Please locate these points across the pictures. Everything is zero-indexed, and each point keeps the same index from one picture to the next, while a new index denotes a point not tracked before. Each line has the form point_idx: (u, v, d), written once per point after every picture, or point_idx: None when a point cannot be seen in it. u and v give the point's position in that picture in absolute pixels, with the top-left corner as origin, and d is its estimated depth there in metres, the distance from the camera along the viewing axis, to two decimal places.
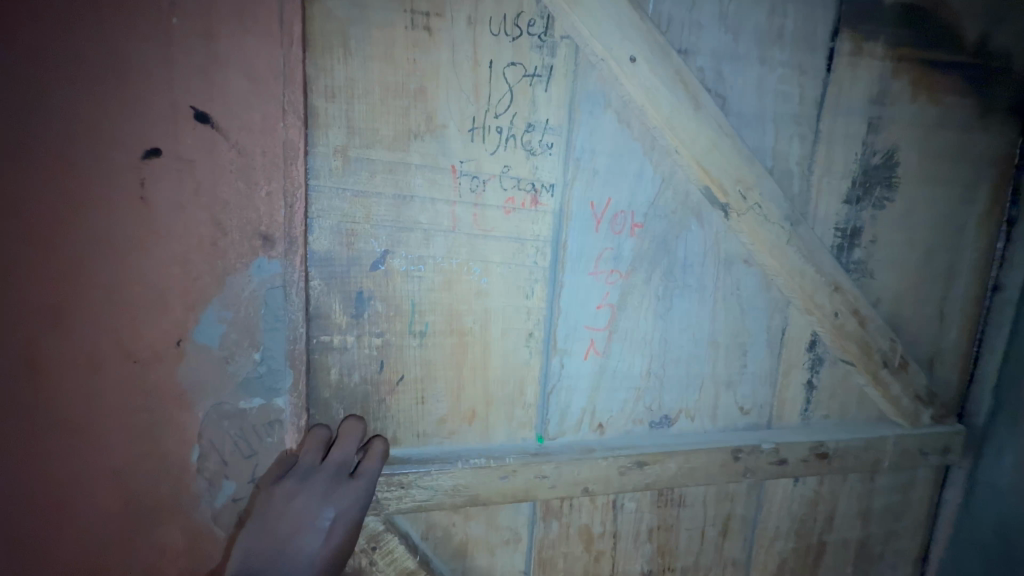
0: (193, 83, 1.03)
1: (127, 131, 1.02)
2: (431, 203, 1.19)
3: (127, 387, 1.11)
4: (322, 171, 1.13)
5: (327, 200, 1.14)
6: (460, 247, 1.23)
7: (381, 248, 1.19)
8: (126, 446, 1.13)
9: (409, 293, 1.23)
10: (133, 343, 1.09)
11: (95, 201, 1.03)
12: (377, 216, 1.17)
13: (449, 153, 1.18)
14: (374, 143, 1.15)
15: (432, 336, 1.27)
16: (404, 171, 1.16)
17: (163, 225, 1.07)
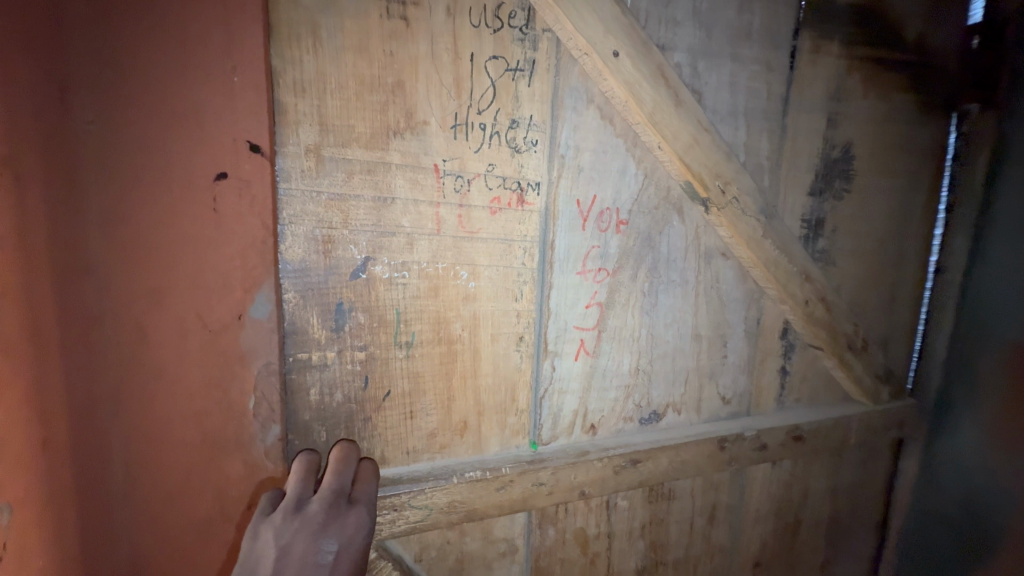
0: (228, 87, 0.85)
1: (177, 138, 0.84)
2: (413, 204, 1.12)
3: (191, 424, 0.93)
4: (292, 172, 1.02)
5: (298, 204, 1.04)
6: (444, 251, 1.17)
7: (361, 255, 1.10)
8: (186, 481, 0.94)
9: (393, 303, 1.15)
10: (185, 376, 0.91)
11: (155, 210, 0.85)
12: (356, 220, 1.08)
13: (430, 151, 1.11)
14: (349, 142, 1.06)
15: (418, 348, 1.20)
16: (384, 171, 1.09)
17: (218, 234, 0.88)
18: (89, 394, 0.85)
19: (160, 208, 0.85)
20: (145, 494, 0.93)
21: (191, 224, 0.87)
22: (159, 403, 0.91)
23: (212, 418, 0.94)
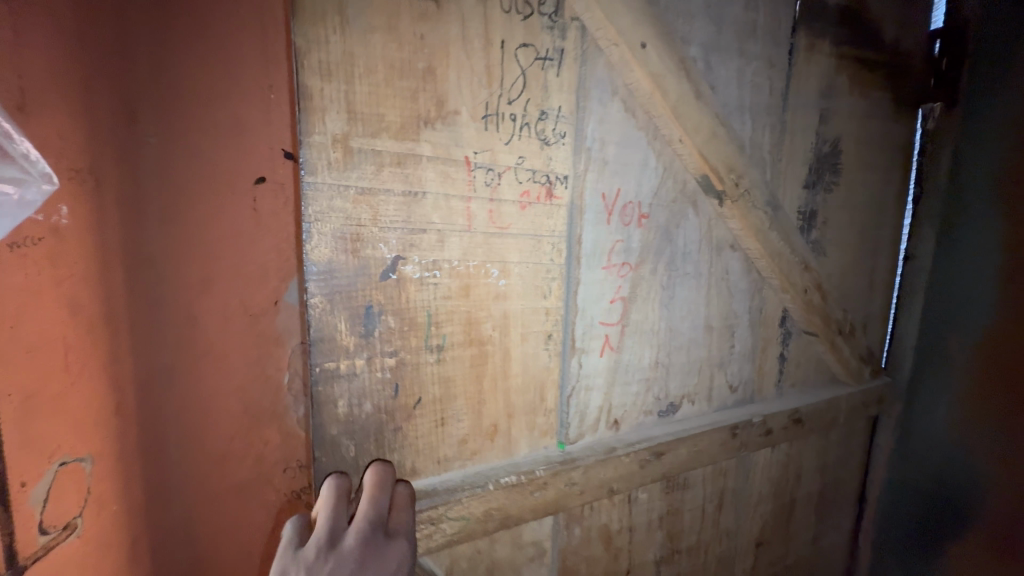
0: (268, 101, 0.81)
1: (217, 142, 0.79)
2: (445, 199, 0.93)
3: (232, 434, 0.89)
4: (319, 162, 0.83)
5: (326, 194, 0.85)
6: (473, 248, 0.99)
7: (391, 253, 0.91)
8: (226, 477, 0.90)
9: (422, 303, 0.97)
10: (224, 387, 0.87)
11: (194, 211, 0.80)
12: (385, 215, 0.89)
13: (461, 142, 0.93)
14: (379, 133, 0.87)
15: (448, 350, 1.02)
16: (414, 163, 0.90)
17: (260, 233, 0.85)
18: (143, 407, 0.79)
19: (201, 199, 0.80)
20: (194, 486, 0.88)
21: (233, 217, 0.83)
22: (206, 400, 0.86)
23: (255, 404, 0.90)
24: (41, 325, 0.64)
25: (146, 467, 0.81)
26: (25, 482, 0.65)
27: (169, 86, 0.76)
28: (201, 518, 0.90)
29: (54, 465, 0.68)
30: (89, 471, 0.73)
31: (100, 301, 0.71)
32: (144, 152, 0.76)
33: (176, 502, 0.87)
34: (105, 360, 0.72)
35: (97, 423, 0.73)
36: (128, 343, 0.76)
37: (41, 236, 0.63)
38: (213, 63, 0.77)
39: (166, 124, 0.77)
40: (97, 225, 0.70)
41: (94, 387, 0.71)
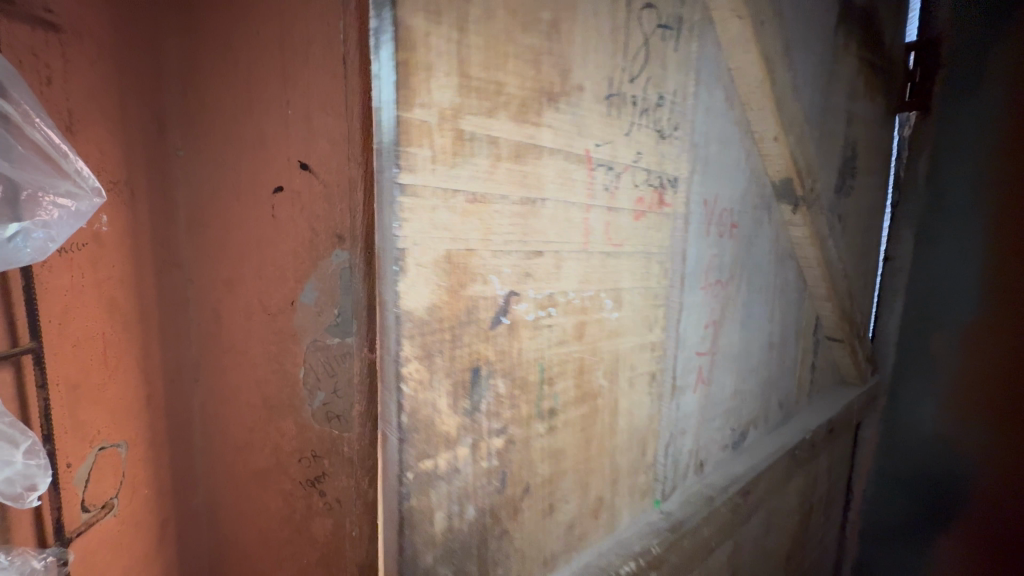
0: (283, 80, 0.58)
1: (236, 149, 0.62)
2: (568, 208, 0.46)
3: (252, 495, 0.69)
4: (416, 155, 0.36)
5: (421, 224, 0.38)
6: (599, 271, 0.52)
7: (506, 291, 0.43)
8: (255, 521, 0.69)
9: (536, 357, 0.48)
10: (250, 445, 0.68)
11: (225, 221, 0.64)
12: (499, 228, 0.42)
13: (587, 129, 0.47)
14: (499, 108, 0.40)
15: (562, 417, 0.52)
16: (537, 150, 0.43)
17: (276, 232, 0.62)
18: (180, 447, 0.68)
19: (230, 203, 0.64)
20: (220, 516, 0.71)
21: (256, 223, 0.63)
22: (237, 432, 0.69)
23: (274, 396, 0.66)
24: (84, 323, 0.54)
25: (176, 495, 0.68)
26: (69, 465, 0.54)
27: (204, 93, 0.62)
28: (233, 555, 0.71)
29: (94, 449, 0.56)
30: (126, 457, 0.60)
31: (132, 303, 0.59)
32: (175, 166, 0.64)
33: (196, 506, 0.71)
34: (135, 372, 0.60)
35: (134, 427, 0.61)
36: (164, 357, 0.64)
37: (86, 242, 0.53)
38: (238, 73, 0.60)
39: (198, 132, 0.64)
40: (131, 230, 0.59)
41: (126, 414, 0.59)
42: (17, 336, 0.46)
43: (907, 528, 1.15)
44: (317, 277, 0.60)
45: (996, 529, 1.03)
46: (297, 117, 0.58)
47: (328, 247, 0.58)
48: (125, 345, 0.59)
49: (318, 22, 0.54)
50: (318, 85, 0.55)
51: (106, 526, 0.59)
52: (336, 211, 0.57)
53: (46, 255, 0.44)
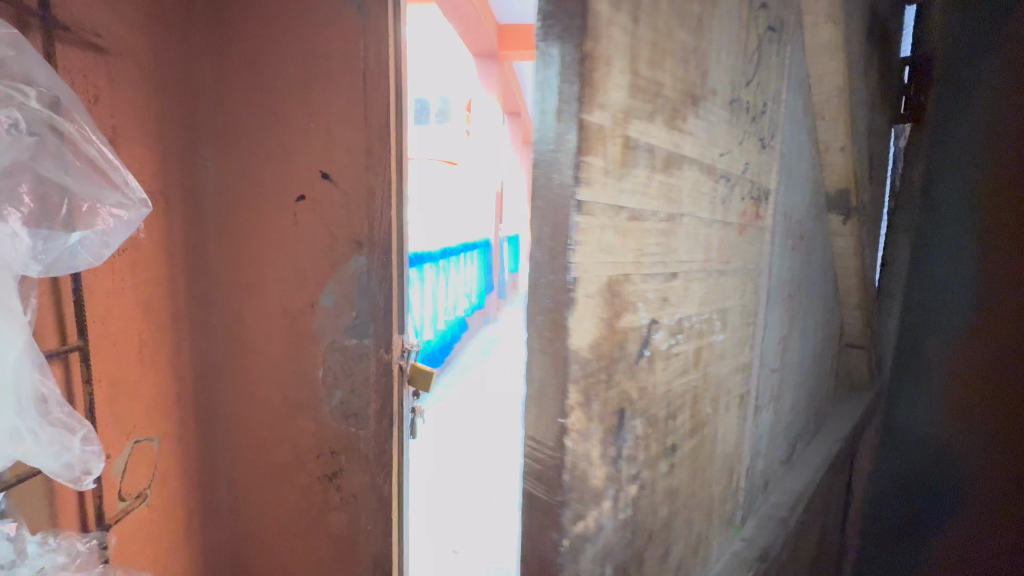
0: (310, 107, 0.67)
1: (261, 164, 0.68)
2: (696, 226, 0.43)
3: (271, 486, 0.75)
4: (593, 165, 0.31)
5: (593, 251, 0.32)
6: (713, 293, 0.49)
7: (648, 320, 0.39)
8: (274, 507, 0.76)
9: (665, 390, 0.44)
10: (269, 436, 0.74)
11: (249, 229, 0.70)
12: (649, 252, 0.38)
13: (715, 138, 0.43)
14: (657, 112, 0.36)
15: (679, 453, 0.48)
16: (678, 162, 0.39)
17: (298, 240, 0.69)
18: (205, 442, 0.72)
19: (255, 213, 0.69)
20: (240, 507, 0.76)
21: (278, 231, 0.69)
22: (259, 427, 0.74)
23: (294, 391, 0.73)
24: (122, 323, 0.57)
25: (201, 487, 0.72)
26: (109, 455, 0.56)
27: (232, 112, 0.67)
28: (255, 543, 0.77)
29: (130, 442, 0.59)
30: (158, 449, 0.63)
31: (166, 304, 0.63)
32: (204, 176, 0.68)
33: (217, 502, 0.75)
34: (167, 368, 0.64)
35: (165, 422, 0.64)
36: (193, 355, 0.69)
37: (126, 248, 0.57)
38: (265, 95, 0.67)
39: (227, 146, 0.68)
40: (166, 237, 0.63)
41: (160, 407, 0.63)
42: (65, 335, 0.50)
43: (902, 529, 1.18)
44: (336, 281, 0.69)
45: (997, 543, 1.03)
46: (321, 141, 0.67)
47: (346, 253, 0.69)
48: (160, 342, 0.63)
49: (346, 69, 0.65)
50: (346, 120, 0.66)
51: (139, 514, 0.61)
52: (354, 218, 0.68)
53: (99, 261, 0.48)
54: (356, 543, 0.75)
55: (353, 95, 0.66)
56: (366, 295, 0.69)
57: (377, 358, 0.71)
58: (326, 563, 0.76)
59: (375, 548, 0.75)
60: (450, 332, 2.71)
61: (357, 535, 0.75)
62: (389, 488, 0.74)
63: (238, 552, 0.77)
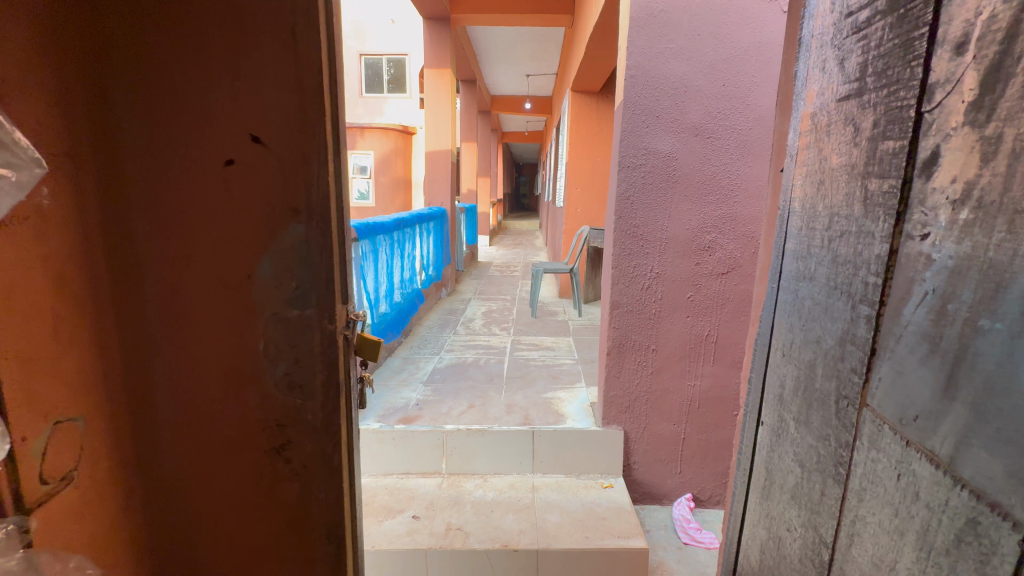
0: (234, 65, 0.62)
1: (184, 125, 0.63)
2: (799, 248, 0.56)
3: (216, 462, 0.73)
4: (834, 191, 0.49)
5: (845, 258, 0.47)
6: (768, 300, 0.63)
7: (835, 330, 0.48)
8: (221, 485, 0.74)
9: (797, 388, 0.55)
10: (209, 413, 0.72)
11: (173, 196, 0.65)
12: (825, 265, 0.50)
13: (797, 166, 0.57)
14: (805, 139, 0.55)
15: (777, 444, 0.59)
16: (825, 190, 0.51)
17: (228, 207, 0.66)
18: (142, 420, 0.69)
19: (178, 180, 0.65)
20: (184, 487, 0.74)
21: (206, 197, 0.65)
22: (201, 403, 0.71)
23: (235, 365, 0.70)
24: (32, 296, 0.52)
25: (139, 467, 0.69)
26: (27, 438, 0.52)
27: (151, 67, 0.62)
28: (204, 522, 0.75)
29: (49, 423, 0.55)
30: (84, 430, 0.60)
31: (80, 277, 0.58)
32: (121, 139, 0.62)
33: (161, 481, 0.72)
34: (88, 345, 0.60)
35: (89, 403, 0.60)
36: (117, 328, 0.64)
37: (28, 216, 0.51)
38: (188, 50, 0.62)
39: (143, 106, 0.63)
40: (77, 204, 0.58)
41: (81, 385, 0.59)
42: None
43: None
44: (275, 251, 0.67)
45: None
46: (248, 101, 0.63)
47: (282, 221, 0.66)
48: (78, 317, 0.58)
49: (272, 25, 0.61)
50: (275, 79, 0.63)
51: (70, 497, 0.58)
52: (291, 183, 0.65)
53: None
54: (311, 515, 0.75)
55: (282, 52, 0.62)
56: (307, 264, 0.67)
57: (321, 328, 0.69)
58: (281, 532, 0.76)
59: (328, 514, 0.76)
60: (406, 308, 2.67)
61: (310, 505, 0.75)
62: (339, 457, 0.74)
63: (186, 533, 0.75)
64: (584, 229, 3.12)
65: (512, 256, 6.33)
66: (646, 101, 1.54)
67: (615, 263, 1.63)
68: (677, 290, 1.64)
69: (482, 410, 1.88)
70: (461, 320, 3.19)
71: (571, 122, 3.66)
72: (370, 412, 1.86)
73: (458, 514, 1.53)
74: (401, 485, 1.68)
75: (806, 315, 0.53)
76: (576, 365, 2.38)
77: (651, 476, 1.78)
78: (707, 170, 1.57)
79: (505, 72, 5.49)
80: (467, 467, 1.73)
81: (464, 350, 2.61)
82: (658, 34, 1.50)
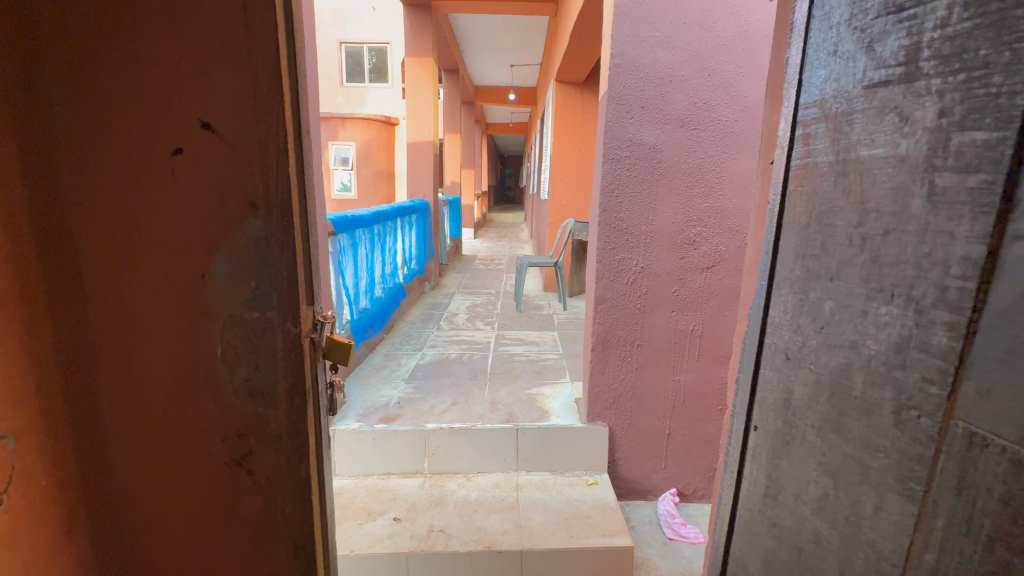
0: (180, 43, 0.56)
1: (124, 110, 0.57)
2: (806, 244, 0.51)
3: (172, 475, 0.68)
4: (871, 184, 0.44)
5: (897, 254, 0.42)
6: (757, 298, 0.60)
7: (885, 333, 0.44)
8: (177, 499, 0.69)
9: (818, 394, 0.51)
10: (161, 425, 0.66)
11: (114, 189, 0.59)
12: (857, 261, 0.46)
13: (800, 155, 0.52)
14: (814, 126, 0.50)
15: (788, 451, 0.55)
16: (853, 181, 0.46)
17: (175, 201, 0.60)
18: (86, 432, 0.64)
19: (118, 170, 0.58)
20: (136, 502, 0.68)
21: (153, 189, 0.59)
22: (153, 413, 0.66)
23: (189, 372, 0.65)
24: None
25: (85, 481, 0.64)
26: None
27: (82, 41, 0.55)
28: (160, 538, 0.70)
29: None
30: (15, 449, 0.54)
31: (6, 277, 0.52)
32: (53, 122, 0.57)
33: (108, 490, 0.67)
34: (20, 351, 0.54)
35: (24, 414, 0.55)
36: (54, 332, 0.59)
37: None
38: (124, 22, 0.55)
39: (76, 87, 0.56)
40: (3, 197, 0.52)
41: (14, 397, 0.54)
42: None
43: None
44: (231, 248, 0.61)
45: None
46: (195, 84, 0.57)
47: (237, 216, 0.60)
48: (8, 322, 0.52)
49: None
50: (225, 60, 0.57)
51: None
52: (246, 175, 0.59)
53: None
54: (279, 529, 0.71)
55: (232, 29, 0.56)
56: (266, 264, 0.62)
57: (284, 332, 0.64)
58: (247, 547, 0.71)
59: (295, 527, 0.71)
60: (388, 303, 2.61)
61: (275, 518, 0.70)
62: (306, 468, 0.69)
63: (141, 550, 0.70)
64: (569, 222, 3.08)
65: (497, 249, 6.28)
66: (630, 91, 1.50)
67: (599, 258, 1.60)
68: (662, 284, 1.62)
69: (465, 408, 1.84)
70: (445, 315, 3.14)
71: (556, 113, 3.61)
72: (349, 411, 1.80)
73: (440, 515, 1.50)
74: (382, 486, 1.63)
75: (827, 318, 0.49)
76: (560, 360, 2.35)
77: (636, 472, 1.77)
78: (693, 162, 1.54)
79: (488, 62, 5.40)
80: (450, 466, 1.70)
81: (447, 345, 2.57)
82: (643, 21, 1.46)
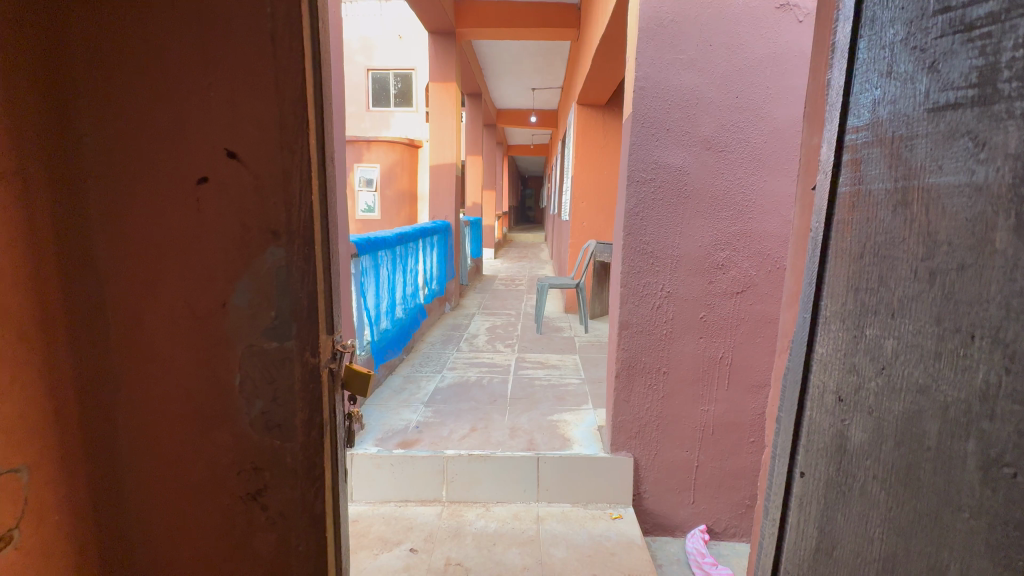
0: (208, 74, 0.56)
1: (152, 140, 0.58)
2: (860, 276, 0.47)
3: (186, 507, 0.66)
4: (942, 216, 0.40)
5: (977, 292, 0.38)
6: (800, 332, 0.55)
7: (968, 379, 0.39)
8: (190, 532, 0.67)
9: (882, 442, 0.46)
10: (175, 455, 0.65)
11: (139, 217, 0.59)
12: (928, 298, 0.41)
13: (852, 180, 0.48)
14: (868, 150, 0.47)
15: (846, 505, 0.50)
16: (918, 210, 0.42)
17: (197, 228, 0.59)
18: (103, 461, 0.63)
19: (144, 198, 0.58)
20: (149, 535, 0.67)
21: (177, 217, 0.59)
22: (168, 443, 0.64)
23: (207, 401, 0.63)
24: None
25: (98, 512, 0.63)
26: None
27: (115, 73, 0.57)
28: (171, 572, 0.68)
29: None
30: (27, 482, 0.53)
31: (27, 308, 0.52)
32: (81, 152, 0.58)
33: (123, 521, 0.66)
34: (39, 381, 0.54)
35: (39, 446, 0.55)
36: (74, 361, 0.59)
37: None
38: (153, 56, 0.56)
39: (108, 119, 0.57)
40: (31, 228, 0.53)
41: (29, 427, 0.53)
42: None
43: None
44: (251, 276, 0.60)
45: None
46: (221, 115, 0.57)
47: (259, 245, 0.59)
48: (26, 352, 0.53)
49: (249, 33, 0.56)
50: (251, 90, 0.57)
51: (8, 560, 0.51)
52: (269, 204, 0.59)
53: None
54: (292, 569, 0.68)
55: (260, 61, 0.56)
56: (286, 293, 0.60)
57: (302, 363, 0.62)
58: None
59: (309, 568, 0.67)
60: (408, 324, 2.61)
61: (289, 556, 0.67)
62: (322, 504, 0.66)
63: None
64: (591, 243, 3.06)
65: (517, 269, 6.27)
66: (656, 114, 1.48)
67: (624, 282, 1.56)
68: (689, 309, 1.56)
69: (484, 434, 1.80)
70: (465, 337, 3.11)
71: (578, 136, 3.62)
72: (367, 435, 1.78)
73: (458, 547, 1.44)
74: (398, 515, 1.59)
75: (888, 359, 0.45)
76: (582, 385, 2.29)
77: (662, 506, 1.69)
78: (720, 185, 1.50)
79: (510, 86, 5.50)
80: (467, 495, 1.65)
81: (467, 368, 2.54)
82: (668, 44, 1.45)
